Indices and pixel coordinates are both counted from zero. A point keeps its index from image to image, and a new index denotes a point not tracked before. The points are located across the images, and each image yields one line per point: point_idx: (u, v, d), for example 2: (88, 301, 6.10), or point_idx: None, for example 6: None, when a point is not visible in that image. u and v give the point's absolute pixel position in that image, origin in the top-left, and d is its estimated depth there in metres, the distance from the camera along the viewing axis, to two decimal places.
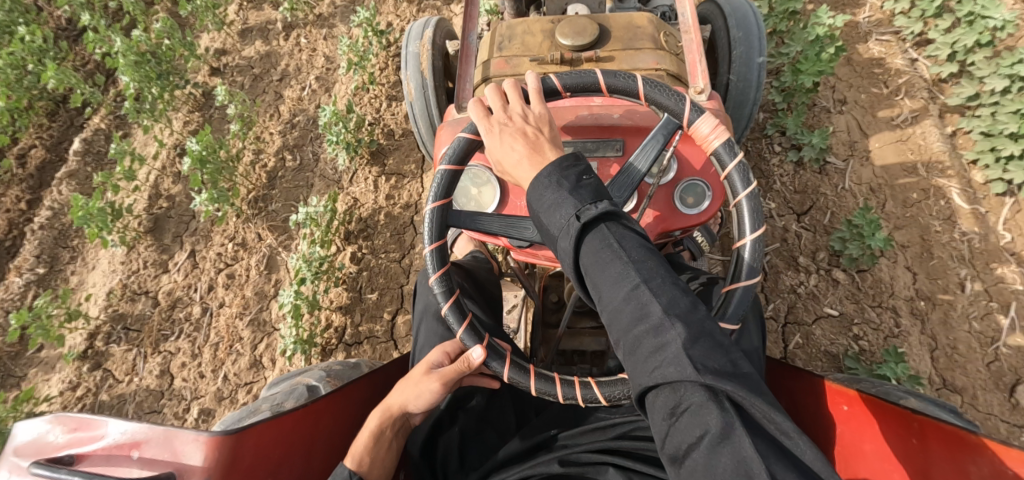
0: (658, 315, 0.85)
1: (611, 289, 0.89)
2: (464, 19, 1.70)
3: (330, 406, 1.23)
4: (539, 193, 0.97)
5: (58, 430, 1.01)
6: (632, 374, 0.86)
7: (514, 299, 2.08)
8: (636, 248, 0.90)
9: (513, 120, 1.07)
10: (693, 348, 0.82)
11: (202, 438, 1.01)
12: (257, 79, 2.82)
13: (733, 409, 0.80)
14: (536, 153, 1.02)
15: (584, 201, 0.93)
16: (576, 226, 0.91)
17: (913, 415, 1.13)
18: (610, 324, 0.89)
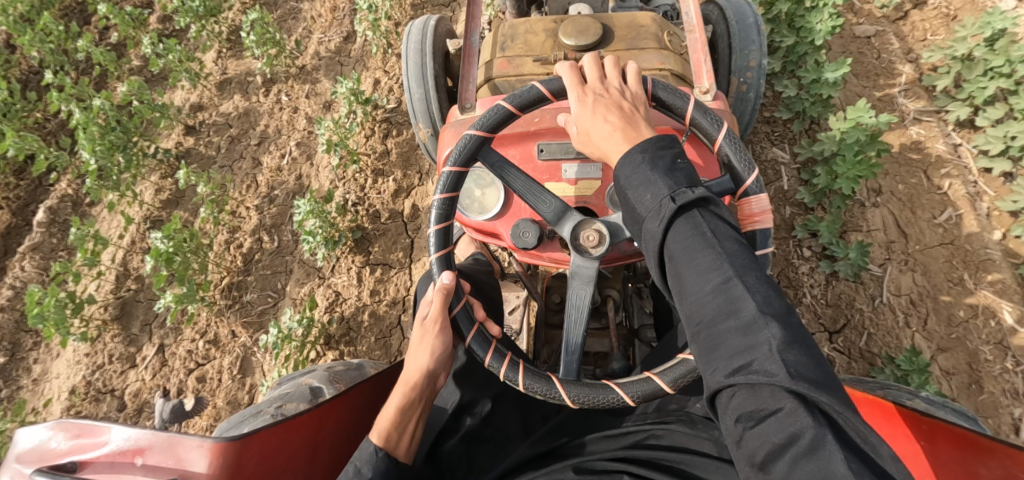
0: (748, 310, 0.82)
1: (699, 277, 0.87)
2: (466, 19, 1.68)
3: (335, 409, 1.22)
4: (630, 173, 0.97)
5: (60, 437, 1.00)
6: (711, 367, 0.83)
7: (517, 299, 2.07)
8: (729, 241, 0.88)
9: (609, 93, 1.11)
10: (786, 351, 0.78)
11: (206, 445, 1.00)
12: (234, 141, 2.75)
13: (824, 421, 0.75)
14: (629, 127, 1.05)
15: (680, 185, 0.93)
16: (670, 209, 0.90)
17: (923, 418, 1.12)
18: (691, 314, 0.87)
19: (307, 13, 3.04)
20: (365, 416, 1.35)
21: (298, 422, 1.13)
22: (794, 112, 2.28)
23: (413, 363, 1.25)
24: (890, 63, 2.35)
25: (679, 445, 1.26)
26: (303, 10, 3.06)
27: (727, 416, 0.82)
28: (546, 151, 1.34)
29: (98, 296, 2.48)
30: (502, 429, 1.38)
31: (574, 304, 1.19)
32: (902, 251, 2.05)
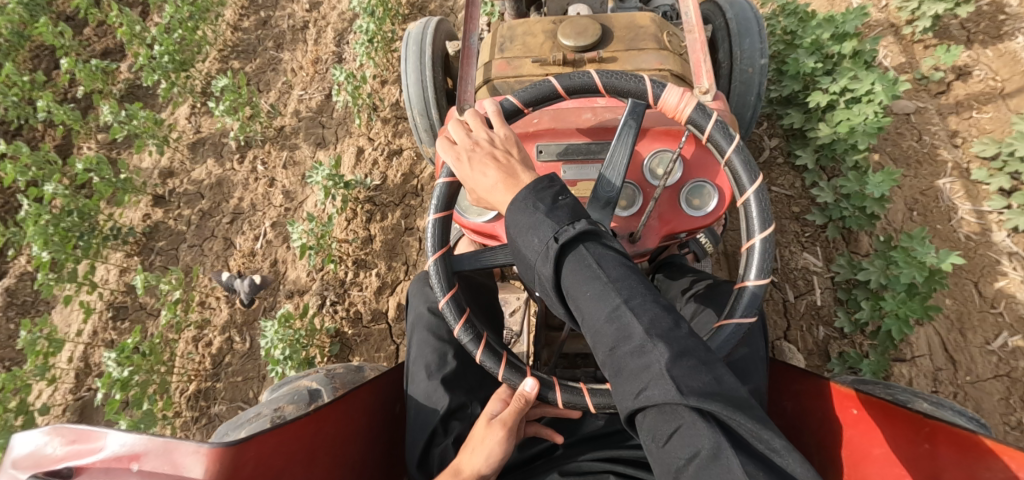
0: (639, 336, 0.82)
1: (592, 310, 0.86)
2: (464, 22, 1.68)
3: (333, 413, 1.22)
4: (515, 215, 0.94)
5: (57, 443, 1.00)
6: (617, 395, 0.83)
7: (517, 301, 2.05)
8: (614, 267, 0.88)
9: (480, 146, 1.04)
10: (677, 368, 0.79)
11: (203, 449, 0.99)
12: (205, 217, 2.65)
13: (721, 429, 0.76)
14: (512, 178, 0.99)
15: (562, 222, 0.91)
16: (554, 249, 0.89)
17: (925, 419, 1.12)
18: (592, 345, 0.87)
19: (287, 63, 2.98)
20: (363, 421, 1.33)
21: (294, 427, 1.13)
22: (829, 219, 2.08)
23: (480, 457, 1.20)
24: (933, 148, 2.16)
25: None
26: (282, 60, 3.00)
27: (642, 438, 0.82)
28: (546, 152, 1.33)
29: (54, 401, 2.29)
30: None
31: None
32: (950, 382, 1.83)
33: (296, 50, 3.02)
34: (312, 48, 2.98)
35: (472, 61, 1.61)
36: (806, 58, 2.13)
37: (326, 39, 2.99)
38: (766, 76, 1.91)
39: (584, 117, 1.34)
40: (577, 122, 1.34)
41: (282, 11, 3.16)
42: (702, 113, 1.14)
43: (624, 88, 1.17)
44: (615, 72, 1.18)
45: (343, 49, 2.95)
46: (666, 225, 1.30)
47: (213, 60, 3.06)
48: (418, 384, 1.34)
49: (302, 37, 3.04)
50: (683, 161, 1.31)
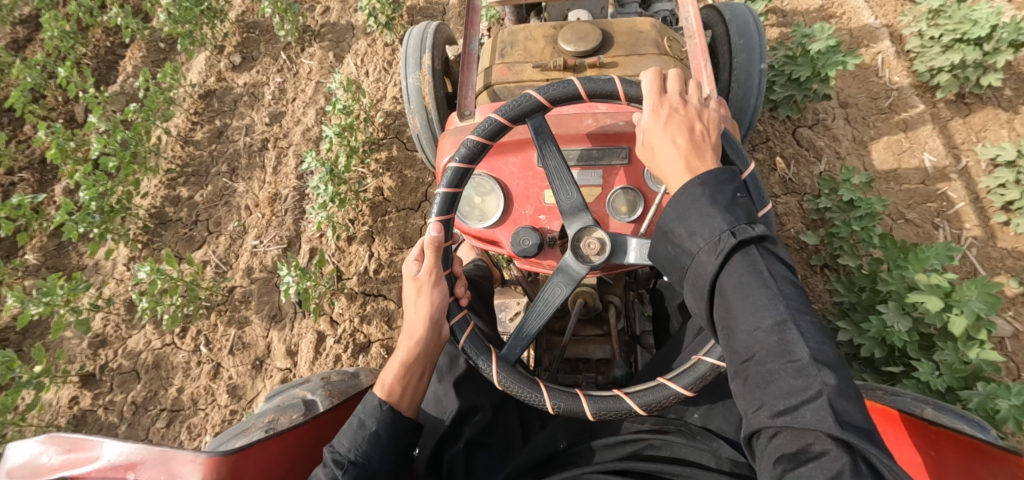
0: (805, 357, 0.81)
1: (752, 318, 0.85)
2: (464, 27, 1.68)
3: (330, 421, 1.20)
4: (687, 205, 0.93)
5: (52, 451, 0.99)
6: (755, 407, 0.82)
7: (517, 306, 2.03)
8: (785, 282, 0.87)
9: (685, 109, 1.06)
10: (840, 401, 0.78)
11: (200, 458, 0.97)
12: (138, 410, 2.26)
13: (869, 474, 0.75)
14: (695, 153, 1.01)
15: (741, 220, 0.90)
16: (730, 244, 0.87)
17: (930, 425, 1.11)
18: (739, 352, 0.86)
19: (241, 197, 2.64)
20: None
21: (291, 436, 1.10)
22: None
23: (414, 316, 1.17)
24: None
25: (678, 456, 1.24)
26: (235, 191, 2.67)
27: (766, 455, 0.81)
28: None
29: None
30: (501, 435, 1.35)
31: (546, 299, 1.20)
32: None
33: (251, 179, 2.68)
34: (270, 181, 2.64)
35: (473, 66, 1.61)
36: (896, 321, 1.74)
37: (286, 169, 2.65)
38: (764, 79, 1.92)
39: (585, 123, 1.33)
40: (579, 128, 1.32)
41: (240, 120, 2.84)
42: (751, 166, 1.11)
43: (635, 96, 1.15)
44: (632, 81, 1.16)
45: (306, 185, 2.60)
46: None
47: (158, 183, 2.74)
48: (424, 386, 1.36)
49: (259, 161, 2.71)
50: None
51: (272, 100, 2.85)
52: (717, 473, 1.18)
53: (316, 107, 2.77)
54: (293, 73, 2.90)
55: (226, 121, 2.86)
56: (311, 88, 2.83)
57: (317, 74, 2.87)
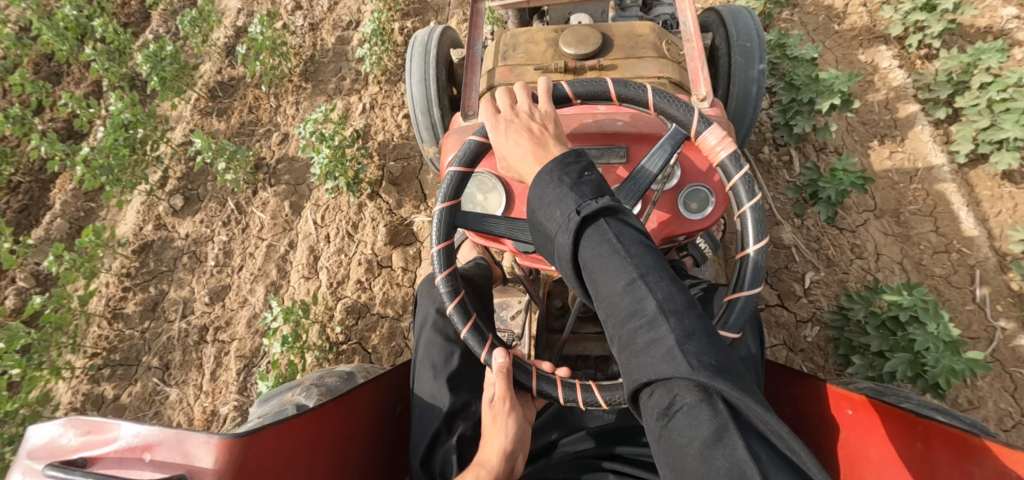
0: (653, 310, 0.85)
1: (608, 285, 0.90)
2: (470, 30, 1.73)
3: (337, 410, 1.25)
4: (542, 191, 0.99)
5: (71, 434, 1.03)
6: (626, 371, 0.85)
7: (518, 305, 2.07)
8: (634, 244, 0.92)
9: (520, 117, 1.13)
10: (687, 344, 0.82)
11: (213, 440, 1.02)
12: None
13: (726, 409, 0.78)
14: (541, 148, 1.07)
15: (585, 197, 0.95)
16: (576, 221, 0.93)
17: (918, 418, 1.14)
18: (606, 320, 0.90)
19: (173, 408, 2.26)
20: (365, 421, 1.36)
21: (298, 421, 1.15)
22: None
23: (493, 445, 1.21)
24: None
25: None
26: (168, 399, 2.29)
27: (647, 415, 0.83)
28: None
29: None
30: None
31: None
32: None
33: (187, 383, 2.31)
34: (208, 391, 2.26)
35: (477, 68, 1.66)
36: None
37: (227, 374, 2.28)
38: (764, 78, 1.95)
39: (584, 123, 1.38)
40: (577, 128, 1.37)
41: (178, 289, 2.51)
42: (702, 120, 1.19)
43: (627, 96, 1.23)
44: (623, 81, 1.24)
45: (250, 399, 2.21)
46: (665, 228, 1.34)
47: (80, 375, 2.36)
48: (424, 383, 1.38)
49: (196, 358, 2.35)
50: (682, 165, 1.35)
51: (214, 267, 2.53)
52: None
53: (266, 281, 2.45)
54: (241, 229, 2.59)
55: (163, 287, 2.54)
56: (262, 251, 2.52)
57: (269, 233, 2.56)
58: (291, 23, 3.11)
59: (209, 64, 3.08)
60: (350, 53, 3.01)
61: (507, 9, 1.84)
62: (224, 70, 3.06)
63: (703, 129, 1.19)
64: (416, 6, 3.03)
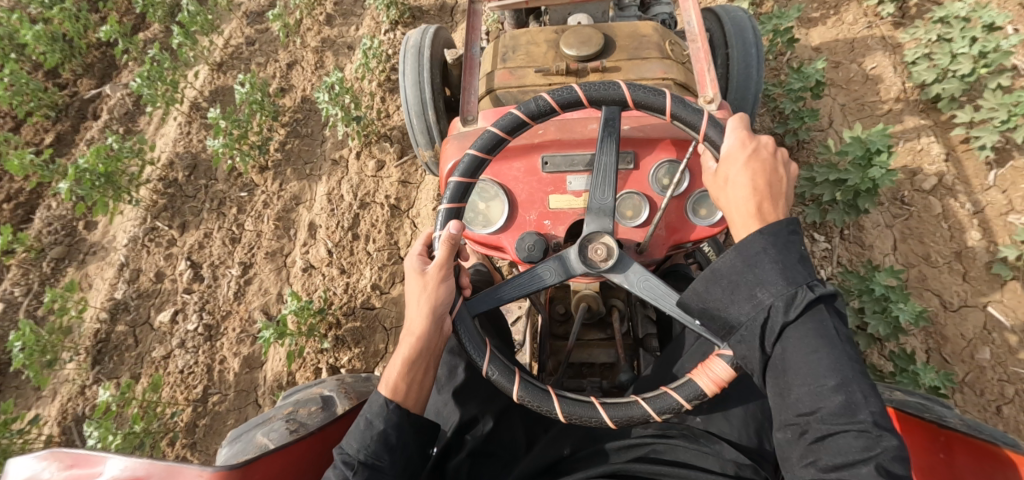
0: (866, 419, 0.86)
1: (812, 376, 0.89)
2: (467, 33, 1.69)
3: (341, 430, 1.20)
4: (757, 256, 0.95)
5: (53, 468, 0.96)
6: (809, 460, 0.89)
7: (519, 310, 2.04)
8: (848, 342, 0.92)
9: (766, 154, 1.06)
10: (894, 462, 0.84)
11: (206, 473, 0.96)
12: None
13: None
14: (767, 201, 1.01)
15: (814, 281, 0.93)
16: (807, 300, 0.90)
17: (939, 428, 1.10)
18: (800, 405, 0.90)
19: None
20: None
21: (303, 445, 1.10)
22: None
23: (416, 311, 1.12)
24: None
25: (681, 460, 1.20)
26: None
27: None
28: (551, 164, 1.33)
29: None
30: (399, 458, 1.08)
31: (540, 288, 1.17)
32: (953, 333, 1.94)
33: None
34: None
35: (475, 72, 1.61)
36: None
37: None
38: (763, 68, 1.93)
39: (591, 128, 1.34)
40: (584, 133, 1.33)
41: None
42: None
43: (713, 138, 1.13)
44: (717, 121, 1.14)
45: None
46: (673, 235, 1.30)
47: None
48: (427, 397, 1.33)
49: None
50: (691, 170, 1.30)
51: None
52: (723, 479, 1.13)
53: None
54: None
55: None
56: None
57: None
58: (182, 325, 2.34)
59: (73, 363, 2.32)
60: (259, 392, 2.21)
61: (504, 10, 1.80)
62: (87, 388, 2.27)
63: None
64: (358, 326, 2.26)
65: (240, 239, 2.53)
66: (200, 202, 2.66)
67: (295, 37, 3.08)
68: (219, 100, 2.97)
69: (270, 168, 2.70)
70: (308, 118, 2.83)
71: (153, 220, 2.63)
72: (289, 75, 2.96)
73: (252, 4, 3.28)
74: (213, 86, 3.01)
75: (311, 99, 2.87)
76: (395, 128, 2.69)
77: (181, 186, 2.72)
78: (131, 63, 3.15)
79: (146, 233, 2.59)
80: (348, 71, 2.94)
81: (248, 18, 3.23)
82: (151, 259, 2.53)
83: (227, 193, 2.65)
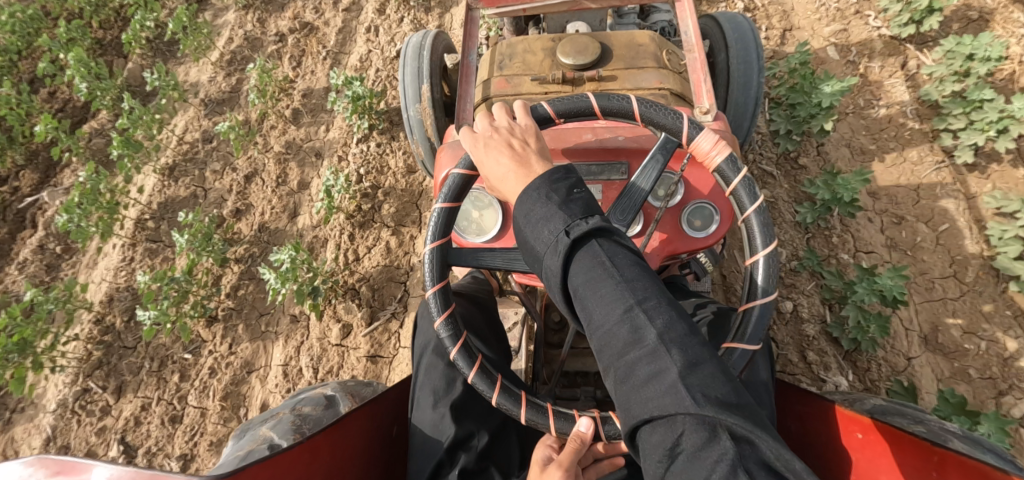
0: (652, 340, 0.81)
1: (603, 312, 0.85)
2: (464, 39, 1.68)
3: (327, 442, 1.20)
4: (530, 207, 0.94)
5: (39, 475, 0.96)
6: (623, 408, 0.81)
7: (515, 316, 2.01)
8: (628, 267, 0.88)
9: (498, 132, 1.09)
10: (690, 377, 0.78)
11: None
12: None
13: (731, 441, 0.74)
14: (524, 166, 1.03)
15: (573, 216, 0.91)
16: (566, 243, 0.88)
17: (934, 447, 1.09)
18: (602, 349, 0.85)
19: None
20: (361, 447, 1.31)
21: (288, 456, 1.10)
22: None
23: None
24: None
25: None
26: None
27: (647, 457, 0.78)
28: None
29: None
30: None
31: None
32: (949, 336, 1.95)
33: None
34: None
35: (471, 78, 1.61)
36: None
37: None
38: (763, 75, 1.92)
39: (584, 138, 1.34)
40: (577, 143, 1.33)
41: None
42: (757, 209, 1.09)
43: (654, 119, 1.16)
44: (649, 103, 1.18)
45: None
46: (667, 246, 1.30)
47: None
48: (424, 412, 1.31)
49: None
50: (686, 182, 1.29)
51: None
52: None
53: None
54: None
55: None
56: None
57: None
58: None
59: None
60: None
61: (503, 17, 1.79)
62: None
63: (729, 170, 1.11)
64: None
65: (181, 419, 2.16)
66: (139, 357, 2.32)
67: (259, 136, 2.77)
68: (169, 215, 2.66)
69: (219, 320, 2.35)
70: (267, 250, 2.48)
71: (86, 380, 2.28)
72: (247, 191, 2.62)
73: (211, 88, 2.99)
74: (162, 196, 2.70)
75: (269, 226, 2.53)
76: (364, 279, 2.34)
77: (121, 333, 2.39)
78: (73, 161, 2.87)
79: (76, 398, 2.24)
80: (314, 189, 2.61)
81: (208, 107, 2.93)
82: (81, 434, 2.18)
83: (171, 351, 2.31)
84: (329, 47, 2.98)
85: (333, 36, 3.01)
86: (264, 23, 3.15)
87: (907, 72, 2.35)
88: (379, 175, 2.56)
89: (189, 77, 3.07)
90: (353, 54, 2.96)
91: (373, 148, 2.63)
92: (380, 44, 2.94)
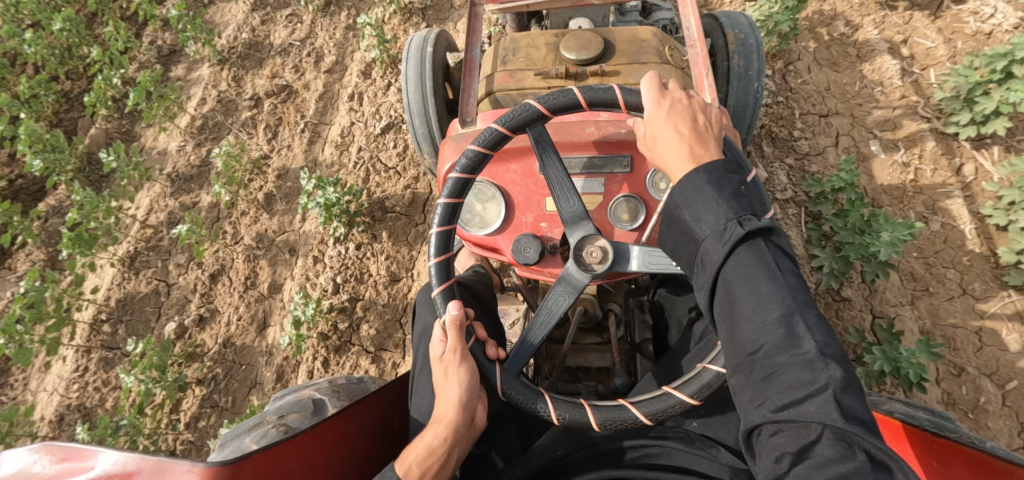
0: (810, 350, 0.81)
1: (757, 310, 0.85)
2: (467, 35, 1.68)
3: (330, 432, 1.21)
4: (692, 191, 0.95)
5: (45, 461, 0.97)
6: (758, 404, 0.83)
7: (516, 313, 2.01)
8: (792, 275, 0.87)
9: (689, 107, 1.08)
10: (844, 396, 0.78)
11: (196, 469, 0.97)
12: None
13: (873, 465, 0.75)
14: (700, 145, 1.02)
15: (746, 211, 0.91)
16: (737, 234, 0.88)
17: (934, 437, 1.10)
18: (745, 344, 0.86)
19: None
20: (363, 439, 1.32)
21: (291, 445, 1.11)
22: None
23: (445, 400, 1.15)
24: None
25: (677, 465, 1.20)
26: None
27: (772, 453, 0.81)
28: None
29: None
30: None
31: (547, 308, 1.20)
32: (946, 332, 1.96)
33: None
34: None
35: (475, 74, 1.62)
36: None
37: None
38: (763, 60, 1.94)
39: (588, 131, 1.34)
40: (580, 136, 1.34)
41: None
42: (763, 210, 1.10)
43: None
44: None
45: None
46: None
47: None
48: (423, 398, 1.31)
49: None
50: None
51: None
52: None
53: None
54: None
55: None
56: None
57: None
58: None
59: None
60: None
61: (506, 13, 1.80)
62: None
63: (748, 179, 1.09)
64: None
65: None
66: None
67: (228, 223, 2.54)
68: (127, 316, 2.41)
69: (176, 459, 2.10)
70: (230, 373, 2.23)
71: None
72: (212, 293, 2.39)
73: (180, 160, 2.76)
74: (120, 293, 2.47)
75: (234, 341, 2.28)
76: None
77: None
78: (25, 249, 2.64)
79: None
80: (286, 293, 2.36)
81: (174, 184, 2.71)
82: None
83: None
84: (308, 116, 2.76)
85: (313, 102, 2.80)
86: (240, 81, 2.94)
87: (907, 75, 2.36)
88: (357, 284, 2.31)
89: (156, 144, 2.85)
90: (334, 124, 2.74)
91: (352, 250, 2.38)
92: (364, 114, 2.73)
